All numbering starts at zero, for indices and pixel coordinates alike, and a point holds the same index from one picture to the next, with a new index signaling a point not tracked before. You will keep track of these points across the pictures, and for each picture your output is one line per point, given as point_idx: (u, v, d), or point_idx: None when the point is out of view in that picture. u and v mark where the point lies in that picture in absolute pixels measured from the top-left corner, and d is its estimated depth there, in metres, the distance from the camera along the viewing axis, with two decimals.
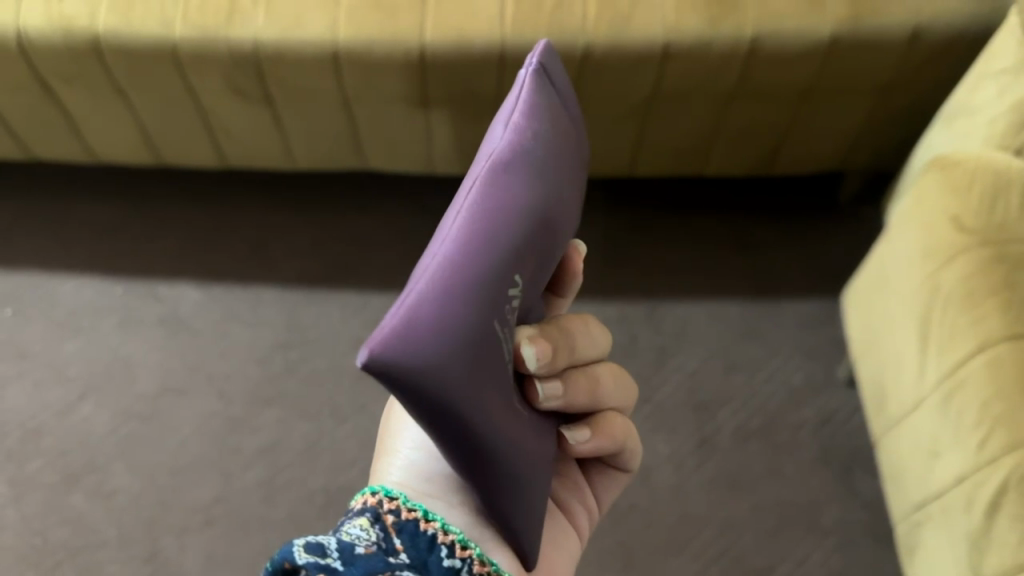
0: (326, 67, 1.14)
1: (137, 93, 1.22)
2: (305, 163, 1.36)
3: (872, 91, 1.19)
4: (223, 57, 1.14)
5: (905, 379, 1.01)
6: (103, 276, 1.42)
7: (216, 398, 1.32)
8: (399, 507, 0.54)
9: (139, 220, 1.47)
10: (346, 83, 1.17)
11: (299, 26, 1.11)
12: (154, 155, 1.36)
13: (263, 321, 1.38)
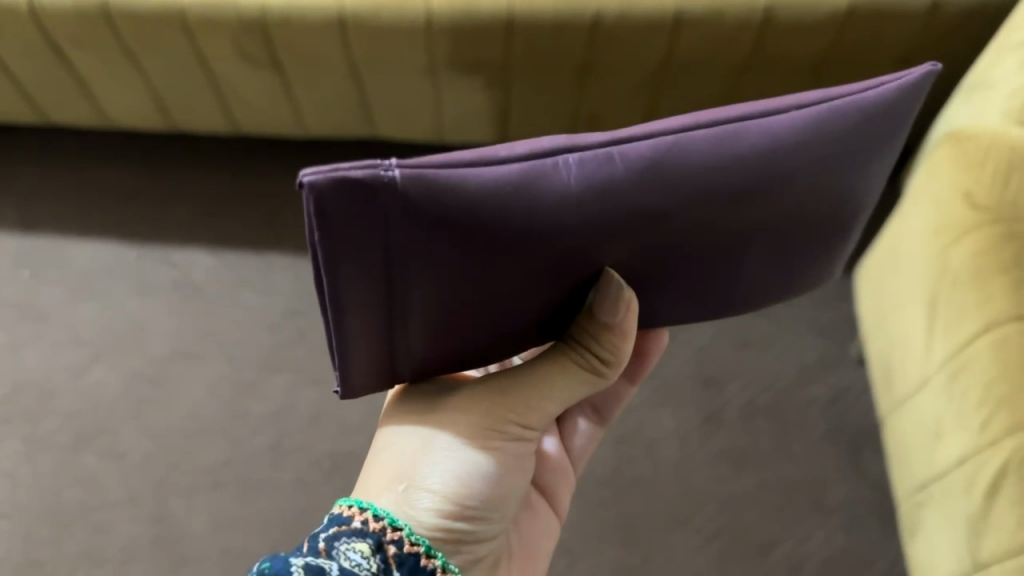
0: (333, 35, 1.14)
1: (147, 58, 1.22)
2: (315, 128, 1.36)
3: (893, 62, 1.15)
4: (231, 23, 1.14)
5: (912, 359, 1.00)
6: (119, 241, 1.44)
7: (226, 363, 1.33)
8: (402, 538, 0.62)
9: (155, 186, 1.49)
10: (354, 50, 1.17)
11: None
12: (166, 120, 1.37)
13: (274, 287, 1.39)
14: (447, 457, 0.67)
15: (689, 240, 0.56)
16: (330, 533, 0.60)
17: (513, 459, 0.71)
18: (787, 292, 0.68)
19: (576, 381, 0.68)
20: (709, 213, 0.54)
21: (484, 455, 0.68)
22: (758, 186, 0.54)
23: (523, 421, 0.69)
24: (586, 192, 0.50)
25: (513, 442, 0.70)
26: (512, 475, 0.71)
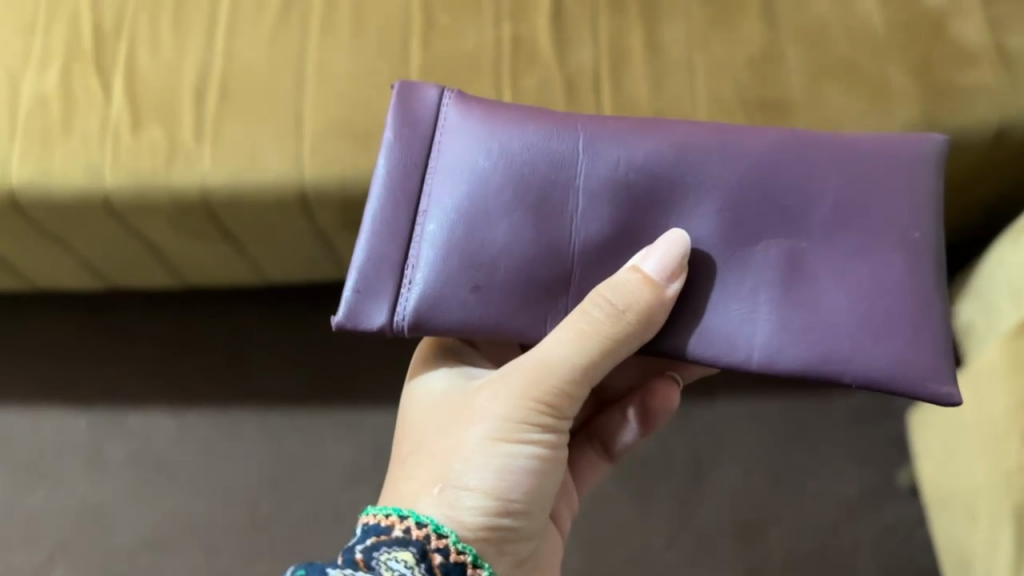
0: (293, 208, 0.93)
1: (76, 238, 1.00)
2: (274, 276, 1.14)
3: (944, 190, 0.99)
4: (168, 205, 0.92)
5: (977, 549, 0.92)
6: (64, 405, 1.26)
7: (202, 551, 1.17)
8: (448, 545, 0.63)
9: (100, 336, 1.29)
10: (316, 220, 0.96)
11: (257, 168, 0.90)
12: (102, 283, 1.16)
13: (247, 455, 1.22)
14: (485, 455, 0.67)
15: (707, 183, 0.67)
16: (375, 540, 0.62)
17: (556, 453, 0.70)
18: (893, 343, 0.64)
19: (598, 358, 0.65)
20: (738, 193, 0.67)
21: (523, 452, 0.67)
22: (783, 168, 0.67)
23: (561, 410, 0.68)
24: (610, 174, 0.68)
25: (553, 436, 0.69)
26: (554, 470, 0.71)
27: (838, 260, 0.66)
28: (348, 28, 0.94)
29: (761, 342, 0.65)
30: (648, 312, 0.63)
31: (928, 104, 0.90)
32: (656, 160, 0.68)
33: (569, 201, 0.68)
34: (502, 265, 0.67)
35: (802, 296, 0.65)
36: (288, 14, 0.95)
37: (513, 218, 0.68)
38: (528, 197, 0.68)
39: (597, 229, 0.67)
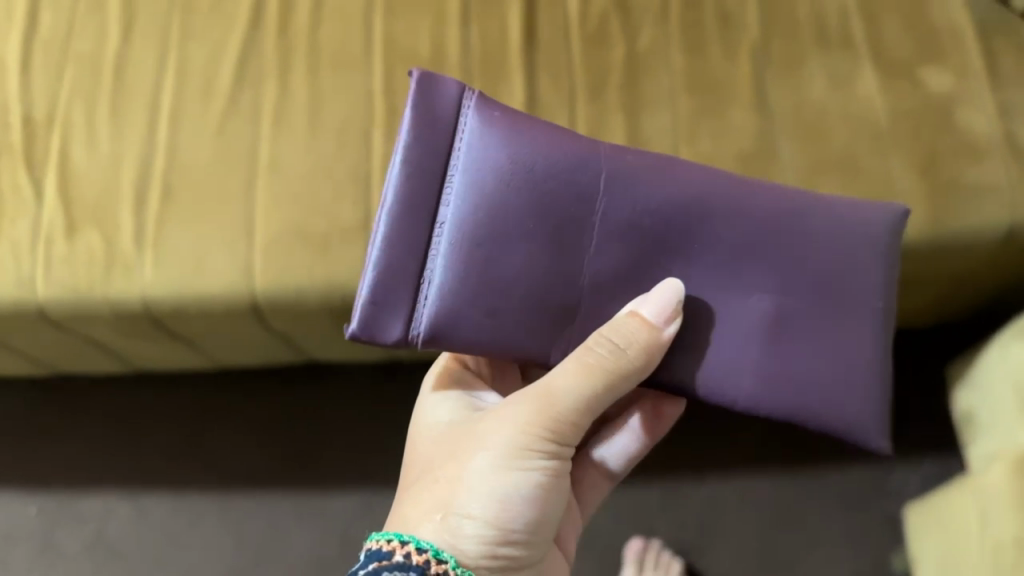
0: (245, 318, 0.86)
1: (13, 339, 0.94)
2: (231, 362, 1.06)
3: (950, 283, 0.92)
4: (108, 315, 0.84)
5: None
6: (13, 490, 1.18)
7: None
8: (448, 572, 0.60)
9: (51, 409, 1.21)
10: (273, 325, 0.88)
11: (201, 279, 0.83)
12: (47, 368, 1.08)
13: (208, 542, 1.15)
14: (489, 481, 0.62)
15: (703, 237, 0.63)
16: (377, 565, 0.58)
17: (560, 477, 0.66)
18: (848, 399, 0.64)
19: (601, 394, 0.61)
20: (737, 241, 0.63)
21: (528, 477, 0.63)
22: (780, 226, 0.64)
23: (567, 438, 0.64)
24: (626, 204, 0.63)
25: (560, 461, 0.65)
26: (558, 497, 0.66)
27: (819, 316, 0.64)
28: (303, 123, 0.87)
29: (750, 382, 0.63)
30: (647, 352, 0.60)
31: (928, 210, 0.84)
32: (666, 204, 0.63)
33: (583, 236, 0.63)
34: (518, 288, 0.62)
35: (787, 337, 0.64)
36: (236, 105, 0.87)
37: (527, 242, 0.62)
38: (546, 227, 0.62)
39: (611, 262, 0.63)
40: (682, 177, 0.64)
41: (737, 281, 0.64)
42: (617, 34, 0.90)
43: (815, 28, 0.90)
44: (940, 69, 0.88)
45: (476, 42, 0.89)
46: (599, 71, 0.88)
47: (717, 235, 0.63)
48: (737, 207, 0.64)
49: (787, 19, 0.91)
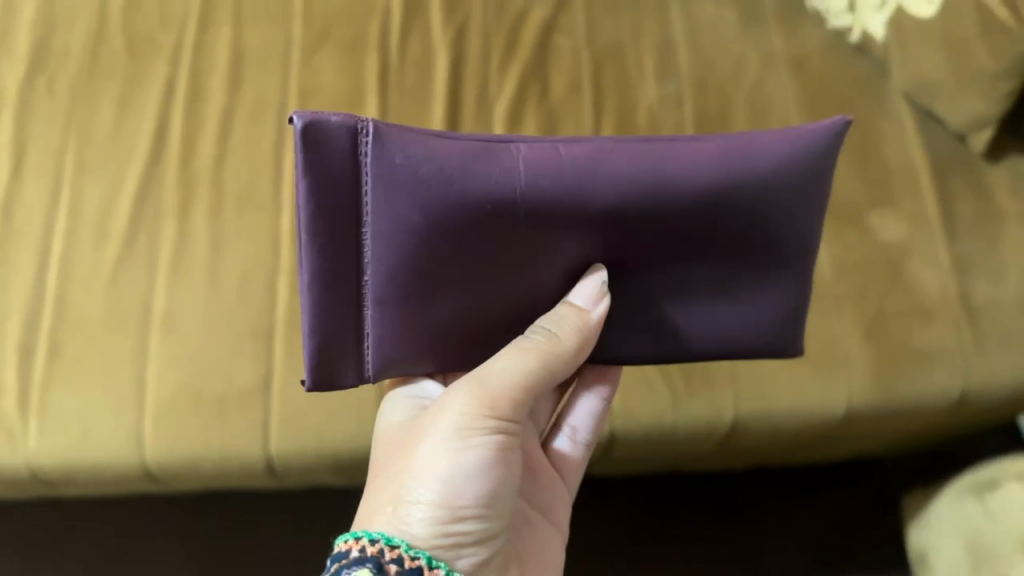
0: (141, 479, 0.79)
1: None
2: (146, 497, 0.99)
3: (900, 433, 0.86)
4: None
5: None
6: None
7: None
8: (401, 555, 0.53)
9: None
10: (173, 485, 0.82)
11: (88, 442, 0.77)
12: None
13: None
14: (435, 459, 0.57)
15: (641, 230, 0.57)
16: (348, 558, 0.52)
17: (515, 452, 0.59)
18: (767, 336, 0.63)
19: (539, 387, 0.58)
20: (662, 236, 0.58)
21: (478, 451, 0.57)
22: (731, 202, 0.57)
23: (515, 413, 0.58)
24: (541, 177, 0.55)
25: (512, 438, 0.59)
26: (517, 472, 0.60)
27: (752, 285, 0.61)
28: (202, 272, 0.80)
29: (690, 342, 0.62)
30: (583, 338, 0.58)
31: (874, 370, 0.78)
32: (597, 178, 0.55)
33: (517, 246, 0.57)
34: (450, 305, 0.58)
35: (720, 294, 0.61)
36: (130, 251, 0.81)
37: (445, 242, 0.56)
38: (464, 219, 0.55)
39: (555, 267, 0.58)
40: (608, 153, 0.56)
41: (667, 271, 0.60)
42: None
43: None
44: (891, 215, 0.82)
45: None
46: None
47: (657, 213, 0.57)
48: (655, 143, 0.57)
49: None
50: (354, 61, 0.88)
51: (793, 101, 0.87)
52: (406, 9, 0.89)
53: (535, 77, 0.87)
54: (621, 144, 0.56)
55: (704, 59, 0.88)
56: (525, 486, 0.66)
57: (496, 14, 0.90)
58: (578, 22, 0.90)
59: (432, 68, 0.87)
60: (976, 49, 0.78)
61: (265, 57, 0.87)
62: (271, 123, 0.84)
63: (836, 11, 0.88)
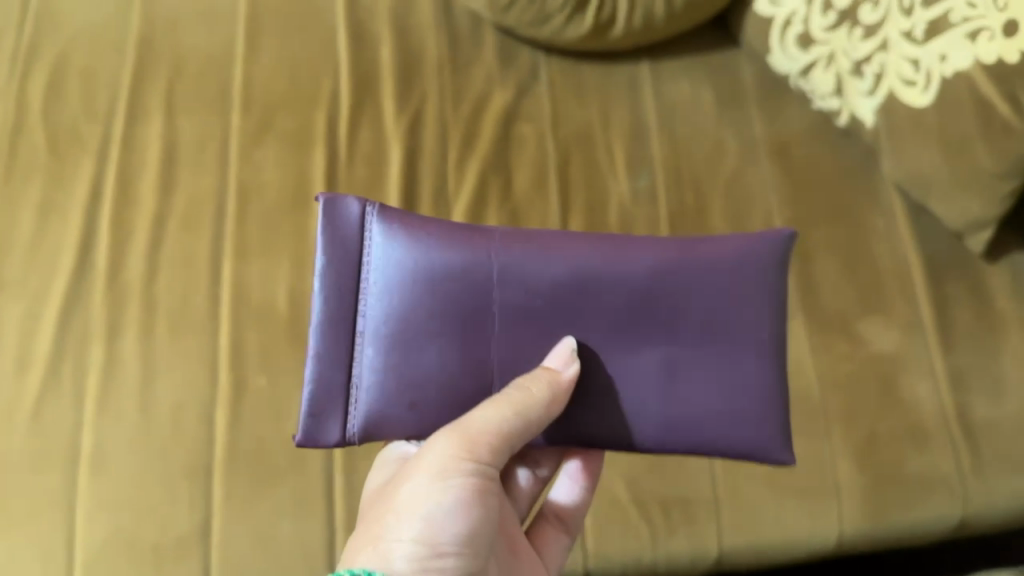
0: None
1: None
2: None
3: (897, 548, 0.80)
4: None
5: None
6: None
7: None
8: None
9: None
10: None
11: None
12: None
13: None
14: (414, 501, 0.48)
15: (596, 303, 0.53)
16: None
17: (492, 500, 0.50)
18: (741, 439, 0.54)
19: (520, 436, 0.50)
20: (633, 304, 0.53)
21: (456, 497, 0.48)
22: (680, 275, 0.53)
23: (495, 456, 0.50)
24: (512, 252, 0.53)
25: (491, 487, 0.50)
26: (495, 521, 0.51)
27: (724, 372, 0.54)
28: (134, 403, 0.72)
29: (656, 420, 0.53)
30: (551, 395, 0.50)
31: (869, 494, 0.72)
32: (571, 253, 0.53)
33: (479, 322, 0.53)
34: (410, 373, 0.53)
35: (691, 377, 0.53)
36: (54, 381, 0.72)
37: (414, 311, 0.53)
38: (435, 290, 0.53)
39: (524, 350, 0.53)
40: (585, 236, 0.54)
41: (643, 350, 0.53)
42: None
43: None
44: (883, 322, 0.76)
45: None
46: None
47: (619, 277, 0.53)
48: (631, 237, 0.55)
49: None
50: (298, 154, 0.80)
51: (775, 193, 0.81)
52: (354, 95, 0.82)
53: (496, 172, 0.80)
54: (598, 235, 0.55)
55: (679, 147, 0.82)
56: (507, 569, 0.54)
57: (453, 99, 0.83)
58: (543, 107, 0.83)
59: (385, 163, 0.80)
60: (976, 148, 0.72)
61: (200, 153, 0.80)
62: (209, 229, 0.77)
63: (822, 92, 0.81)
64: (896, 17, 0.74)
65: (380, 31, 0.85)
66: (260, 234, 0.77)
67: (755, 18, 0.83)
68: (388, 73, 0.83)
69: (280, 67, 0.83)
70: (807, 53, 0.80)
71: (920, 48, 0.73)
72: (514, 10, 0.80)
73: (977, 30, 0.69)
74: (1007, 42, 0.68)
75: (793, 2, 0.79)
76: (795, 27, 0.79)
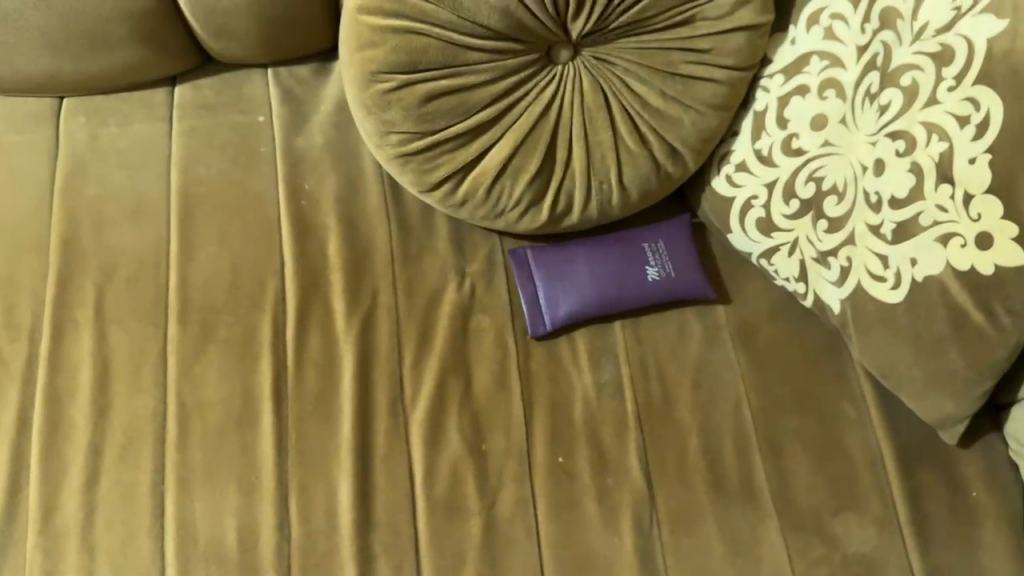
0: None
1: None
2: None
3: None
4: None
5: None
6: None
7: None
8: None
9: None
10: None
11: None
12: None
13: None
14: None
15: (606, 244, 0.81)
16: None
17: None
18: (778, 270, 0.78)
19: None
20: (613, 260, 0.80)
21: None
22: (626, 268, 0.79)
23: None
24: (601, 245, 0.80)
25: None
26: None
27: (687, 270, 0.80)
28: None
29: (816, 273, 0.76)
30: (651, 257, 0.80)
31: None
32: (612, 244, 0.80)
33: (575, 265, 0.79)
34: (584, 271, 0.79)
35: (637, 277, 0.79)
36: None
37: (581, 266, 0.79)
38: (600, 259, 0.80)
39: (622, 236, 0.81)
40: (596, 182, 0.75)
41: (661, 263, 0.80)
42: (474, 499, 0.72)
43: (709, 471, 0.75)
44: (857, 520, 0.73)
45: (295, 521, 0.71)
46: (451, 558, 0.70)
47: (601, 265, 0.79)
48: (635, 231, 0.81)
49: (677, 461, 0.75)
50: (242, 366, 0.75)
51: (742, 383, 0.78)
52: (300, 296, 0.77)
53: (455, 371, 0.76)
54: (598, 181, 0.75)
55: (643, 333, 0.80)
56: None
57: (406, 294, 0.79)
58: (499, 298, 0.80)
59: (337, 372, 0.75)
60: (950, 350, 0.70)
61: (137, 370, 0.75)
62: (149, 458, 0.73)
63: (786, 274, 0.78)
64: (862, 210, 0.72)
65: (326, 221, 0.80)
66: (205, 461, 0.72)
67: (713, 195, 0.80)
68: (336, 269, 0.78)
69: (219, 267, 0.78)
70: (770, 237, 0.77)
71: (889, 246, 0.71)
72: (467, 207, 0.76)
73: (948, 235, 0.68)
74: (980, 253, 0.66)
75: (753, 184, 0.77)
76: (755, 209, 0.77)
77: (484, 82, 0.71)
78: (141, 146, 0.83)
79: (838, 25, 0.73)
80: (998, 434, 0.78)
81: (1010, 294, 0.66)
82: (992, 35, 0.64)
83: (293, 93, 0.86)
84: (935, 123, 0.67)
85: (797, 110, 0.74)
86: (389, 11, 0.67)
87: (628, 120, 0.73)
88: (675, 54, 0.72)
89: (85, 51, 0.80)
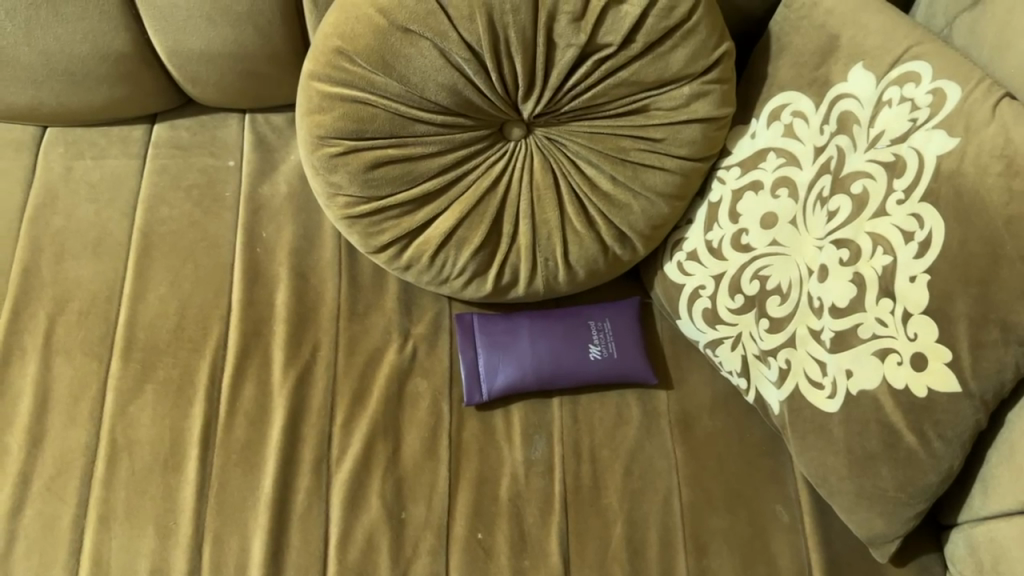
0: None
1: None
2: None
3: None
4: None
5: None
6: None
7: None
8: None
9: None
10: None
11: None
12: None
13: None
14: None
15: (552, 319, 0.80)
16: None
17: None
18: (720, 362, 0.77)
19: None
20: (556, 337, 0.79)
21: None
22: (569, 345, 0.79)
23: None
24: (547, 319, 0.80)
25: None
26: None
27: (630, 353, 0.79)
28: None
29: (757, 370, 0.75)
30: (595, 337, 0.79)
31: None
32: (559, 321, 0.80)
33: (518, 335, 0.79)
34: (525, 343, 0.79)
35: (578, 355, 0.78)
36: None
37: (524, 338, 0.79)
38: (544, 334, 0.79)
39: (569, 314, 0.80)
40: (542, 260, 0.75)
41: (604, 343, 0.79)
42: (385, 567, 0.72)
43: (630, 564, 0.73)
44: None
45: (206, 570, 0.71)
46: None
47: (543, 339, 0.79)
48: (582, 310, 0.81)
49: (597, 550, 0.73)
50: (176, 410, 0.76)
51: (675, 475, 0.77)
52: (243, 343, 0.78)
53: (384, 434, 0.76)
54: (543, 260, 0.75)
55: (580, 414, 0.79)
56: None
57: (346, 351, 0.79)
58: (439, 364, 0.80)
59: (268, 423, 0.76)
60: (882, 470, 0.68)
61: (74, 405, 0.75)
62: (74, 493, 0.73)
63: (729, 367, 0.77)
64: (805, 313, 0.71)
65: (278, 271, 0.82)
66: (127, 501, 0.72)
67: (664, 279, 0.80)
68: (281, 321, 0.80)
69: (167, 308, 0.79)
70: (715, 329, 0.76)
71: (827, 352, 0.69)
72: (412, 270, 0.76)
73: (885, 350, 0.66)
74: (915, 373, 0.64)
75: (702, 274, 0.77)
76: (703, 299, 0.77)
77: (432, 153, 0.71)
78: (112, 182, 0.85)
79: (798, 123, 0.72)
80: (936, 556, 0.75)
81: (941, 420, 0.64)
82: (942, 151, 0.62)
83: (266, 142, 0.88)
84: (881, 234, 0.65)
85: (750, 205, 0.74)
86: (338, 79, 0.67)
87: (576, 202, 0.73)
88: (627, 141, 0.72)
89: (65, 87, 0.81)
